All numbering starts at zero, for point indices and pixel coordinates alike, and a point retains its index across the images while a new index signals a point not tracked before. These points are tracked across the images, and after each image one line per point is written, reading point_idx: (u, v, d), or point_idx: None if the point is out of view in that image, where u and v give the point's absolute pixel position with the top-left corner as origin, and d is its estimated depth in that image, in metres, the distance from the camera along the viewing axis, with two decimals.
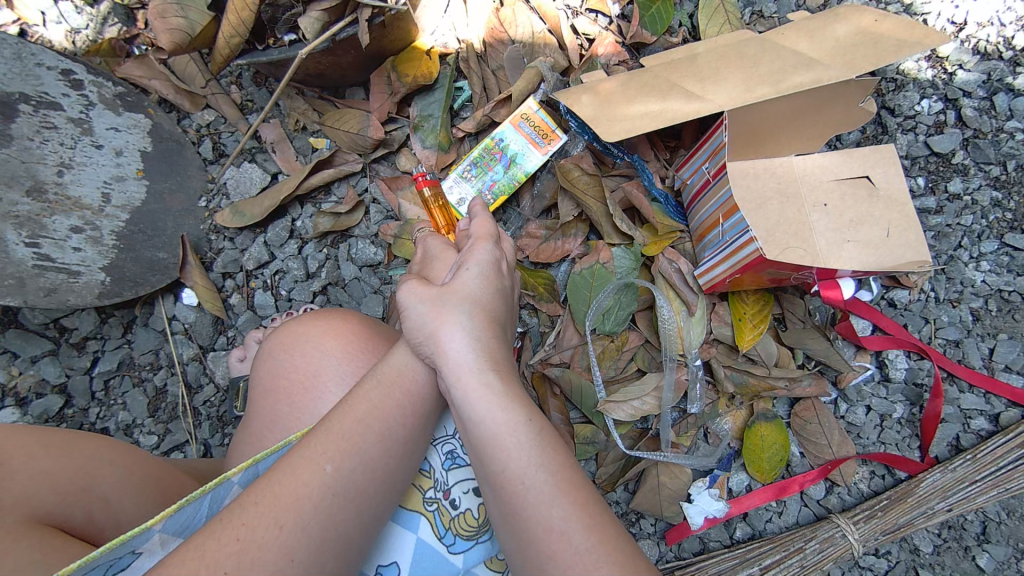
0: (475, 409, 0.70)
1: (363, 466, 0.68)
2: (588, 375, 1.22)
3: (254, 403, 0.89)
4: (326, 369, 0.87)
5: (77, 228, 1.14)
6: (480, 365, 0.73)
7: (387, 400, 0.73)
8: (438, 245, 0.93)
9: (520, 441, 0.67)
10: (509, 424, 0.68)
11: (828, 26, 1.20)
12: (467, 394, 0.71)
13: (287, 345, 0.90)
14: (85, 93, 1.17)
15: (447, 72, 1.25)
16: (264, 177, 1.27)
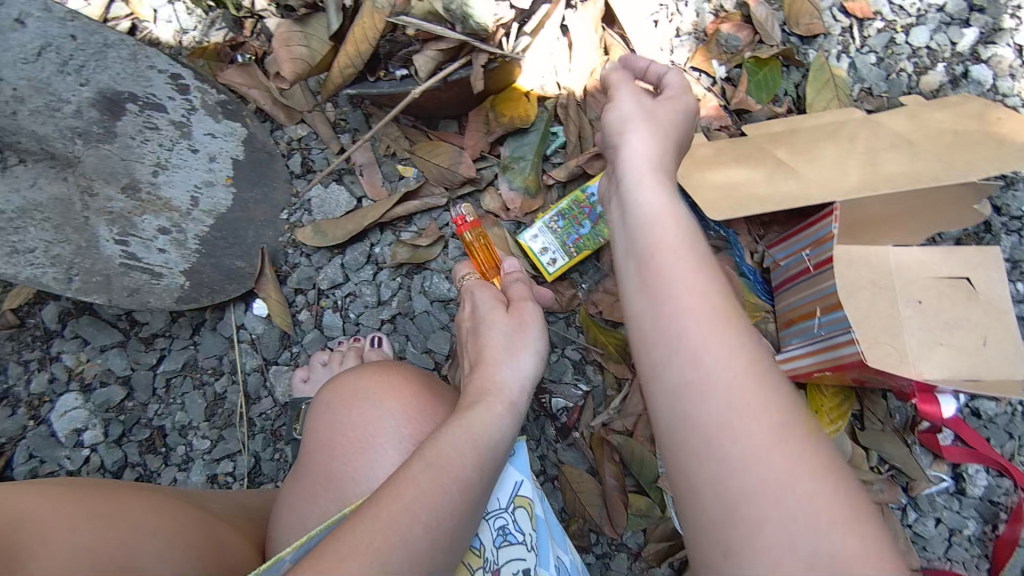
0: (727, 408, 0.53)
1: (410, 558, 0.65)
2: (651, 447, 1.21)
3: (308, 454, 0.89)
4: (381, 431, 0.86)
5: (164, 229, 1.15)
6: (731, 348, 0.55)
7: (437, 486, 0.70)
8: (488, 301, 0.96)
9: (786, 444, 0.51)
10: (773, 419, 0.52)
11: (941, 118, 1.15)
12: (709, 386, 0.54)
13: (346, 400, 0.90)
14: (190, 98, 1.17)
15: (545, 116, 1.23)
16: (350, 201, 1.26)
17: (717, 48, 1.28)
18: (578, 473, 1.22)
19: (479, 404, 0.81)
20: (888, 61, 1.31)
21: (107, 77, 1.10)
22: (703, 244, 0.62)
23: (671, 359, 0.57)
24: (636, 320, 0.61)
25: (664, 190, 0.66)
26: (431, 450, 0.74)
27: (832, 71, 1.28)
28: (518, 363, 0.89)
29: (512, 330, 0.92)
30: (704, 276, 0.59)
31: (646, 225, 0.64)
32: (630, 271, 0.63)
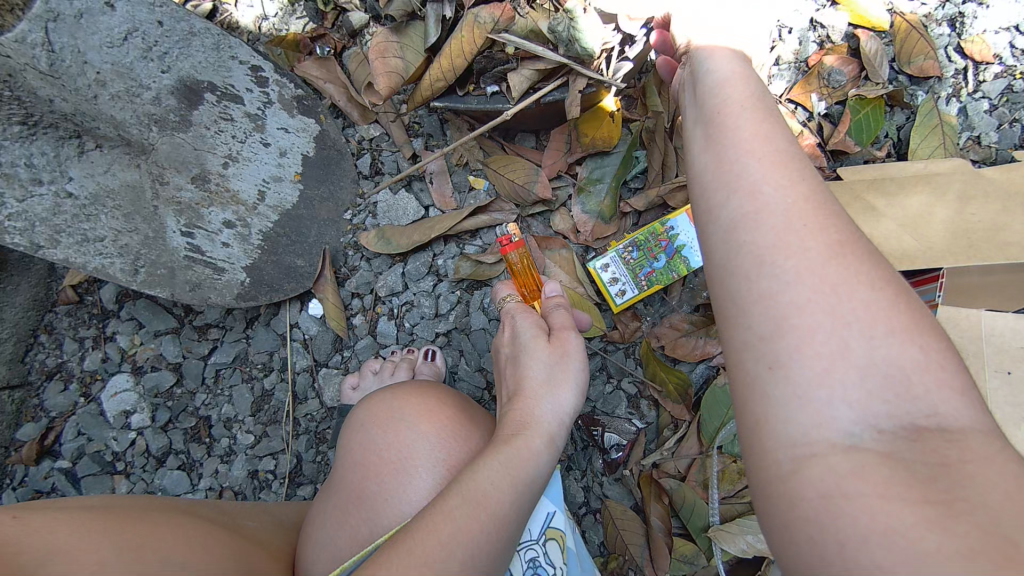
0: (806, 269, 0.50)
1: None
2: (703, 493, 1.13)
3: (339, 475, 0.81)
4: (419, 453, 0.77)
5: (230, 223, 1.14)
6: (792, 181, 0.54)
7: (474, 525, 0.59)
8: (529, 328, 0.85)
9: (869, 313, 0.48)
10: (859, 292, 0.49)
11: None
12: (783, 249, 0.51)
13: (381, 421, 0.82)
14: (268, 91, 1.14)
15: (629, 139, 1.17)
16: (418, 210, 1.23)
17: (818, 81, 1.21)
18: (624, 511, 1.17)
19: (520, 438, 0.71)
20: (1003, 109, 1.22)
21: (189, 65, 1.05)
22: (774, 108, 0.60)
23: (750, 237, 0.52)
24: (702, 173, 0.59)
25: (748, 97, 0.61)
26: (466, 488, 0.63)
27: (941, 117, 1.20)
28: (556, 398, 0.77)
29: (553, 360, 0.81)
30: (772, 129, 0.57)
31: (718, 96, 0.63)
32: (696, 143, 0.62)
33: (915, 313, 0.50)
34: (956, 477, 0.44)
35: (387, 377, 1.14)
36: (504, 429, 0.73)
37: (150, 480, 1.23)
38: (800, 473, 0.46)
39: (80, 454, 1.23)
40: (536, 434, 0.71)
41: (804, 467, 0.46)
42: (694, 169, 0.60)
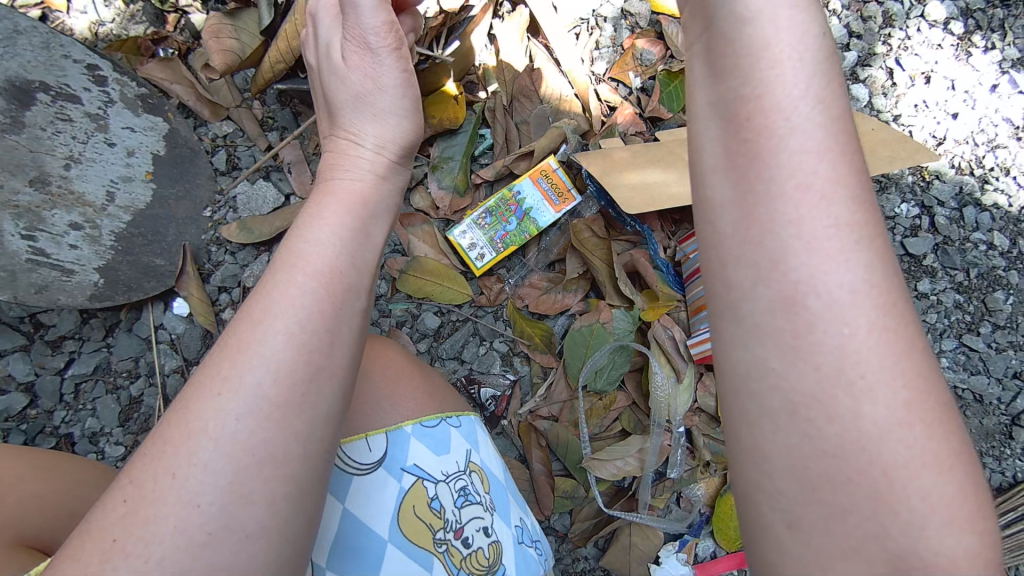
0: (855, 440, 0.44)
1: (273, 374, 0.53)
2: (575, 431, 1.24)
3: None
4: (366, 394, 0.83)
5: (77, 225, 1.11)
6: (857, 299, 0.45)
7: (288, 292, 0.56)
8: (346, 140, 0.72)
9: (926, 501, 0.44)
10: (922, 479, 0.44)
11: None
12: (825, 410, 0.44)
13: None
14: (107, 90, 1.15)
15: (474, 119, 1.28)
16: (278, 197, 1.26)
17: (633, 61, 1.36)
18: (509, 462, 1.24)
19: (342, 193, 0.65)
20: None
21: (16, 64, 1.06)
22: (838, 124, 0.47)
23: (779, 365, 0.46)
24: (721, 211, 0.49)
25: (802, 116, 0.47)
26: (285, 253, 0.59)
27: None
28: (371, 127, 0.72)
29: (359, 92, 0.72)
30: (834, 179, 0.46)
31: (764, 93, 0.47)
32: (712, 154, 0.50)
33: (954, 451, 0.45)
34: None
35: None
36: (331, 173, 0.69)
37: None
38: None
39: None
40: (356, 180, 0.67)
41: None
42: (711, 200, 0.50)
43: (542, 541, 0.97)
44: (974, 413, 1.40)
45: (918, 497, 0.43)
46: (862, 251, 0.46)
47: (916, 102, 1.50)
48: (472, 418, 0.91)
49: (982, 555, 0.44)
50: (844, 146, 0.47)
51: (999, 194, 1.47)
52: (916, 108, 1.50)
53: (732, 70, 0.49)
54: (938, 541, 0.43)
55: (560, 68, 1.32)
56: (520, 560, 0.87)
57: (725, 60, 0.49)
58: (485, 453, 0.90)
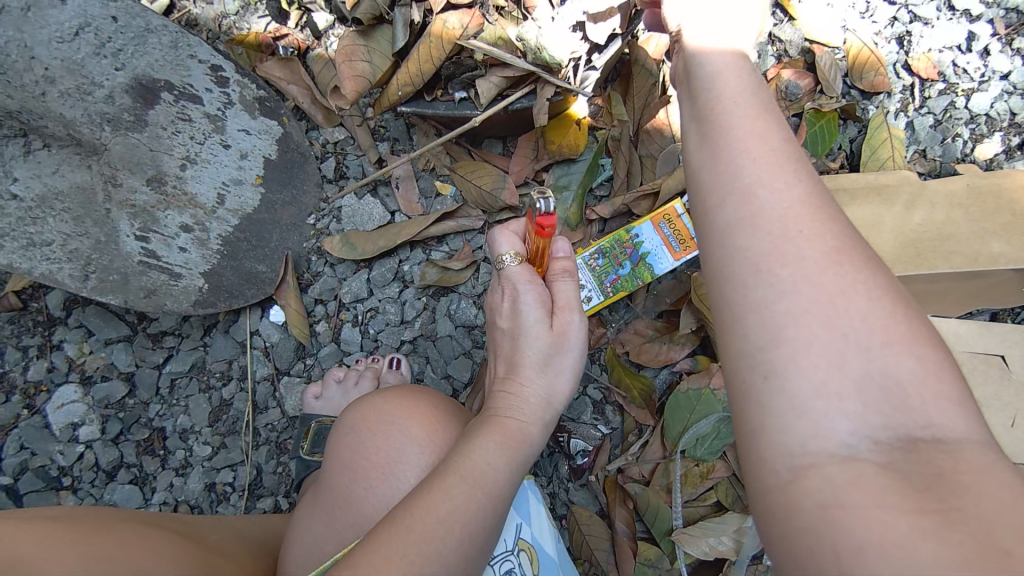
0: (803, 279, 0.51)
1: (444, 566, 0.62)
2: (667, 497, 1.13)
3: (329, 473, 0.88)
4: (407, 459, 0.84)
5: (187, 227, 1.10)
6: (788, 184, 0.55)
7: (470, 502, 0.67)
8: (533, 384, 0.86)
9: (866, 324, 0.49)
10: (856, 302, 0.50)
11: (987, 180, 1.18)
12: (779, 257, 0.52)
13: (372, 424, 0.88)
14: (228, 91, 1.13)
15: (595, 147, 1.19)
16: (384, 215, 1.21)
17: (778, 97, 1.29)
18: (589, 517, 1.17)
19: (513, 418, 0.81)
20: (945, 124, 1.32)
21: (145, 63, 1.04)
22: (770, 108, 0.61)
23: (745, 244, 0.53)
24: (699, 172, 0.60)
25: (739, 96, 0.61)
26: (463, 468, 0.71)
27: (890, 130, 1.28)
28: (556, 383, 0.88)
29: (551, 351, 0.88)
30: (768, 128, 0.58)
31: (713, 100, 0.62)
32: (690, 141, 0.63)
33: (883, 285, 0.51)
34: (954, 488, 0.44)
35: (352, 388, 1.12)
36: (510, 402, 0.84)
37: (99, 495, 1.17)
38: (798, 484, 0.46)
39: (23, 470, 1.16)
40: (529, 419, 0.82)
41: (802, 479, 0.46)
42: (692, 170, 0.61)
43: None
44: None
45: (858, 316, 0.49)
46: (795, 167, 0.56)
47: None
48: (530, 490, 0.91)
49: (950, 398, 0.48)
50: (771, 112, 0.60)
51: None
52: None
53: (698, 101, 0.64)
54: (895, 368, 0.48)
55: None
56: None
57: (691, 84, 0.67)
58: (537, 528, 0.88)
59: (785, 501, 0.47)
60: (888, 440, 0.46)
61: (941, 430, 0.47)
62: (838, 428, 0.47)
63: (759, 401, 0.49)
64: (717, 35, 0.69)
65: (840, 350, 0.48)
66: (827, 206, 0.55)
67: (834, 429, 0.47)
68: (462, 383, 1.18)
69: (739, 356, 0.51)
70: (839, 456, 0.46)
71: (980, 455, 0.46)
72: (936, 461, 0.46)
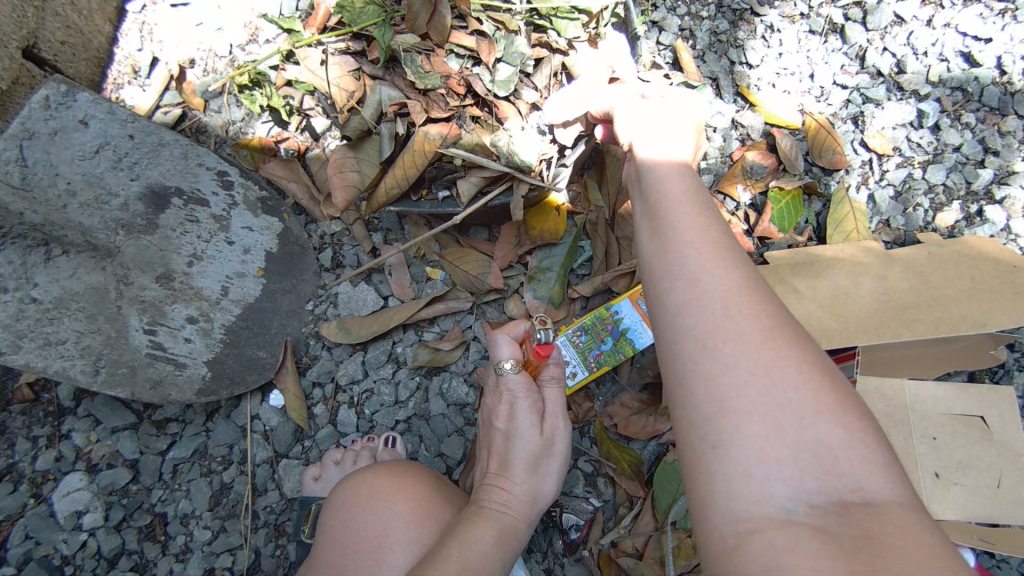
0: (741, 353, 0.58)
1: None
2: (661, 570, 1.13)
3: (321, 548, 0.92)
4: (394, 532, 0.89)
5: (192, 319, 1.18)
6: (727, 270, 0.62)
7: None
8: (523, 483, 0.90)
9: (797, 394, 0.56)
10: (788, 375, 0.57)
11: (946, 248, 1.25)
12: (721, 334, 0.59)
13: (362, 498, 0.94)
14: (233, 193, 1.22)
15: (574, 231, 1.27)
16: (377, 301, 1.28)
17: (744, 174, 1.38)
18: None
19: (505, 515, 0.86)
20: (906, 195, 1.40)
21: (157, 173, 1.14)
22: (707, 205, 0.70)
23: (691, 322, 0.61)
24: (649, 263, 0.68)
25: (681, 196, 0.71)
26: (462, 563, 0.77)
27: (851, 204, 1.36)
28: (543, 485, 0.93)
29: (539, 455, 0.93)
30: (707, 221, 0.67)
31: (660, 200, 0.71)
32: (642, 234, 0.71)
33: (812, 359, 0.58)
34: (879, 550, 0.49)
35: (349, 467, 1.15)
36: (499, 499, 0.88)
37: None
38: (743, 548, 0.52)
39: (26, 559, 1.18)
40: (520, 516, 0.88)
41: (746, 542, 0.52)
42: (644, 259, 0.69)
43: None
44: None
45: (791, 388, 0.56)
46: (733, 254, 0.64)
47: None
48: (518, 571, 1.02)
49: (875, 461, 0.55)
50: (710, 207, 0.69)
51: None
52: None
53: (648, 199, 0.73)
54: (824, 436, 0.54)
55: None
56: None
57: (643, 184, 0.76)
58: None
59: (732, 564, 0.52)
60: (822, 504, 0.52)
61: (867, 489, 0.53)
62: (777, 494, 0.53)
63: (708, 470, 0.56)
64: (660, 149, 0.79)
65: (776, 420, 0.55)
66: (762, 289, 0.62)
67: (774, 494, 0.53)
68: (455, 460, 1.22)
69: (690, 427, 0.58)
70: (778, 520, 0.52)
71: (904, 517, 0.52)
72: (864, 523, 0.51)
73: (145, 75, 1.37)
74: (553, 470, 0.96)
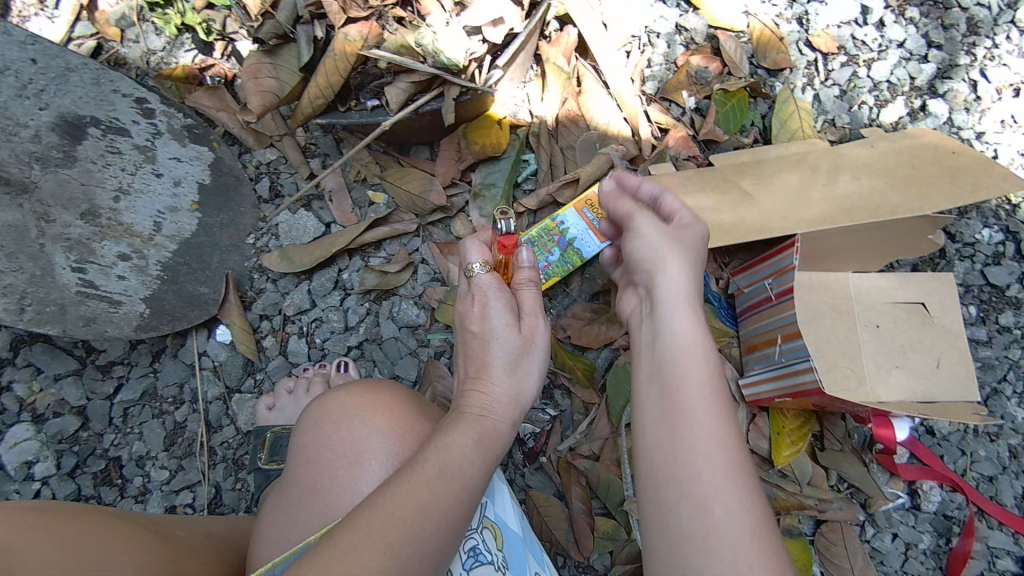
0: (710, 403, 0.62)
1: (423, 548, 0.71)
2: (618, 470, 1.17)
3: (294, 467, 0.90)
4: (372, 448, 0.87)
5: (124, 255, 1.13)
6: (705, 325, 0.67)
7: (450, 494, 0.75)
8: (504, 383, 0.89)
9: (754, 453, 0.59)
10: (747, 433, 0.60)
11: (891, 141, 1.25)
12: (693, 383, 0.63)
13: (337, 417, 0.91)
14: (155, 122, 1.17)
15: (517, 145, 1.25)
16: (318, 226, 1.25)
17: (688, 79, 1.35)
18: (546, 498, 1.20)
19: (486, 418, 0.85)
20: (851, 94, 1.39)
21: (69, 101, 1.10)
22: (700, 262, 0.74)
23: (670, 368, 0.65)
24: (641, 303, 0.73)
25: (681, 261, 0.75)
26: (444, 466, 0.77)
27: (797, 103, 1.34)
28: (524, 380, 0.91)
29: (519, 350, 0.91)
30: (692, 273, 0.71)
31: (641, 264, 0.74)
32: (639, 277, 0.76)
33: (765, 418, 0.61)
34: None
35: (303, 395, 1.15)
36: (473, 398, 0.87)
37: None
38: None
39: None
40: (502, 418, 0.86)
41: None
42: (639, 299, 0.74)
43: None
44: None
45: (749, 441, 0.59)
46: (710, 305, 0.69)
47: (1004, 117, 1.38)
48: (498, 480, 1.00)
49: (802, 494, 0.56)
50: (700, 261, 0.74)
51: None
52: (1004, 124, 1.38)
53: (632, 266, 0.77)
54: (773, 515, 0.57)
55: (608, 92, 1.25)
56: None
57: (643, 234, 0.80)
58: (500, 507, 0.97)
59: None
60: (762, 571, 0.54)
61: None
62: (720, 544, 0.55)
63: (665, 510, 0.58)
64: None
65: (721, 486, 0.57)
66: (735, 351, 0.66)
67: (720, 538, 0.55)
68: (410, 382, 1.21)
69: (650, 471, 0.61)
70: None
71: None
72: None
73: (53, 6, 1.28)
74: (534, 364, 0.94)
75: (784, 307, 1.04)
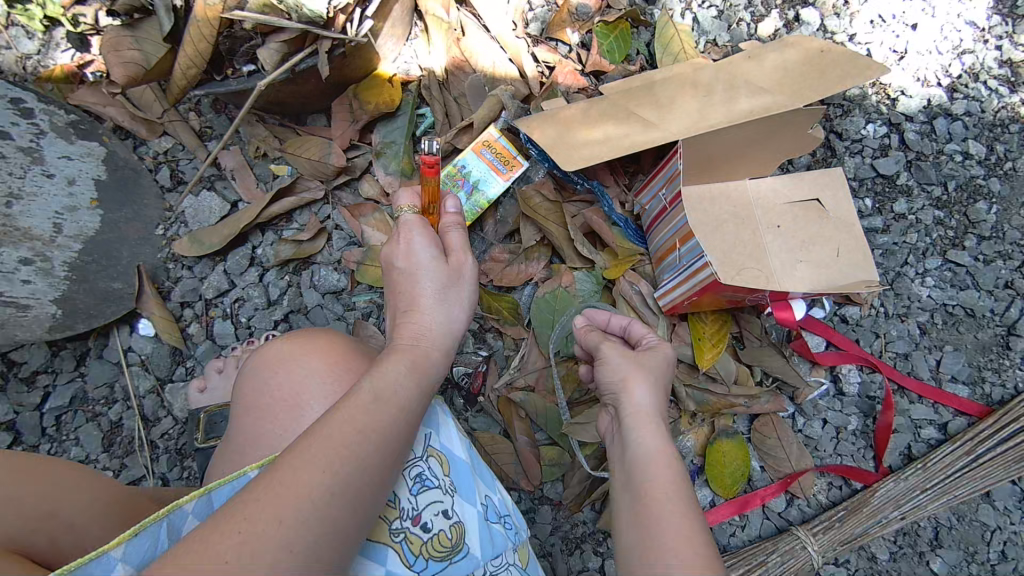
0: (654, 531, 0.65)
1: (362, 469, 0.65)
2: (552, 398, 1.22)
3: (234, 420, 0.86)
4: (310, 388, 0.84)
5: (27, 260, 1.11)
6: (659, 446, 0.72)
7: (386, 415, 0.70)
8: (436, 316, 0.83)
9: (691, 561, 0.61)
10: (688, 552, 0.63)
11: (777, 52, 1.25)
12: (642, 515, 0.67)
13: (274, 362, 0.87)
14: (35, 121, 1.16)
15: (410, 99, 1.28)
16: (222, 206, 1.26)
17: (569, 16, 1.37)
18: (492, 437, 1.24)
19: (420, 347, 0.79)
20: (728, 13, 1.45)
21: None
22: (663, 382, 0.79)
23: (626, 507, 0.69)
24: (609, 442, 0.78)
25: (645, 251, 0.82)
26: (377, 391, 0.71)
27: (675, 27, 1.39)
28: (455, 312, 0.85)
29: (448, 281, 0.86)
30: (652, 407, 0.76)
31: (608, 385, 0.81)
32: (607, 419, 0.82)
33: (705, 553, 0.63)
34: None
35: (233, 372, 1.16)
36: (403, 334, 0.81)
37: None
38: None
39: None
40: (436, 345, 0.81)
41: None
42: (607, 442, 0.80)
43: (511, 515, 0.92)
44: (968, 329, 1.35)
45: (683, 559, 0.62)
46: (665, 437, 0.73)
47: (872, 17, 1.46)
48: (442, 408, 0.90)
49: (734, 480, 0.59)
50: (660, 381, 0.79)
51: (970, 101, 1.43)
52: (873, 24, 1.45)
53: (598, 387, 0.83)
54: None
55: (488, 34, 1.31)
56: (486, 538, 0.83)
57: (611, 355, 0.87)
58: (446, 436, 0.86)
59: None
60: None
61: None
62: None
63: None
64: None
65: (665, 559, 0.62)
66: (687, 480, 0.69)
67: None
68: None
69: None
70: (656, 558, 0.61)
71: None
72: None
73: None
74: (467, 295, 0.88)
75: (676, 213, 1.15)
